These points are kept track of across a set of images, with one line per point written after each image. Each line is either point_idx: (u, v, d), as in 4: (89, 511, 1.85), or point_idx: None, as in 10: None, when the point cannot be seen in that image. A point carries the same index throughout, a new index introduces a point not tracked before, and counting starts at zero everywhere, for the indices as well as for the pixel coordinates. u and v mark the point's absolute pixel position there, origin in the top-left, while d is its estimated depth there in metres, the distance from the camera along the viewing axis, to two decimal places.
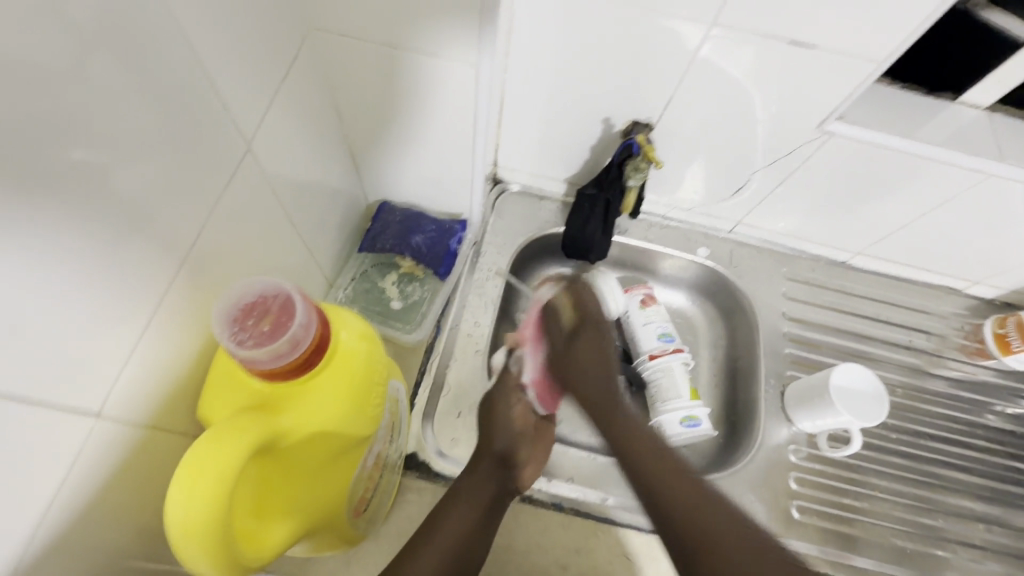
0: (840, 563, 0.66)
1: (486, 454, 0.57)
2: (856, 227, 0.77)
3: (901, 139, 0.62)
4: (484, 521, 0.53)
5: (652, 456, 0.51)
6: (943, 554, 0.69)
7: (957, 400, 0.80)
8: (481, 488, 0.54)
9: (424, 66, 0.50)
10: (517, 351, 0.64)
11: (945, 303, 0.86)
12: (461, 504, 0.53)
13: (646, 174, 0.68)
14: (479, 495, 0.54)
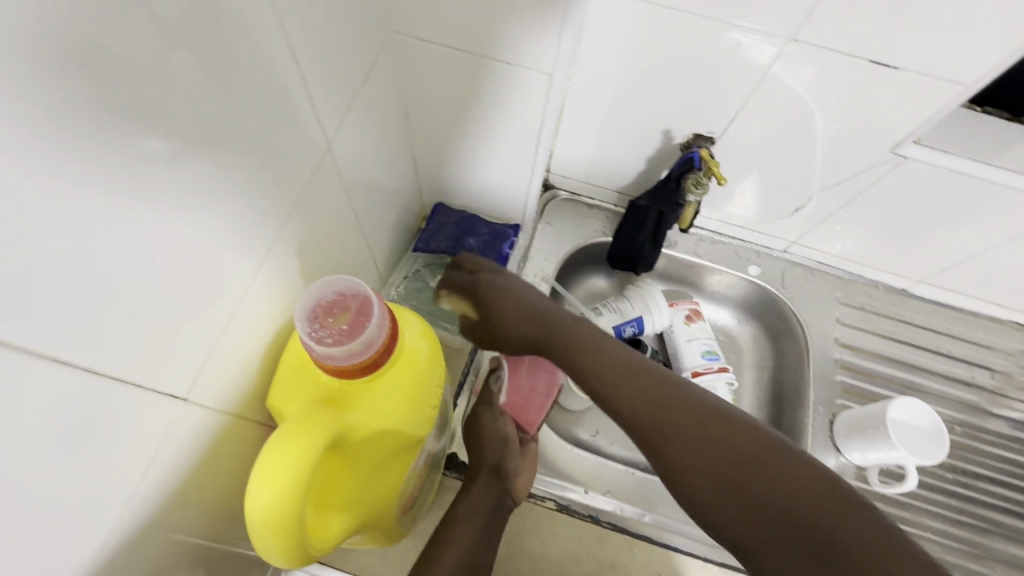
0: None
1: (479, 468, 0.57)
2: (921, 254, 0.74)
3: (981, 166, 0.59)
4: (485, 536, 0.53)
5: (647, 405, 0.46)
6: None
7: (1021, 443, 0.76)
8: (480, 500, 0.54)
9: (495, 72, 0.51)
10: (497, 369, 0.64)
11: (1013, 340, 0.81)
12: (462, 520, 0.53)
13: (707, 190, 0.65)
14: (479, 511, 0.54)
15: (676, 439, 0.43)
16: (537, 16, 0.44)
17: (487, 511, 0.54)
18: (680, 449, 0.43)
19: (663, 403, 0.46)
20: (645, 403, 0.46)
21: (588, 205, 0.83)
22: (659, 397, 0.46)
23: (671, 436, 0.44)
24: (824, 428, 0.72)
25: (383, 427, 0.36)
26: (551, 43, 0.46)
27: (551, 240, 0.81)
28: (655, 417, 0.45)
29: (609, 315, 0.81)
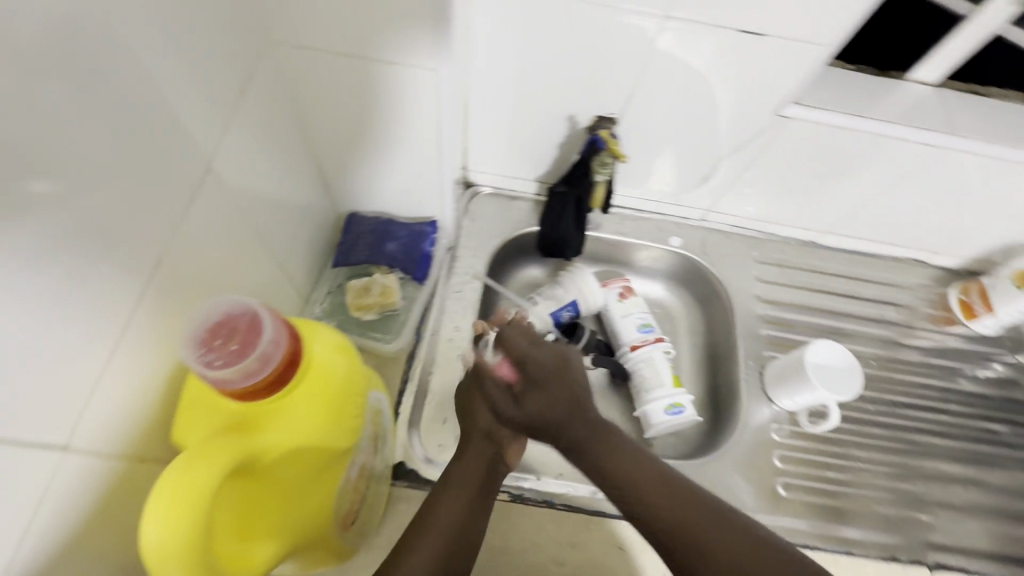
0: (829, 535, 0.67)
1: (473, 435, 0.55)
2: (821, 207, 0.79)
3: (857, 119, 0.64)
4: (476, 507, 0.51)
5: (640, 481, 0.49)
6: (927, 518, 0.71)
7: (930, 368, 0.83)
8: (473, 465, 0.53)
9: (383, 73, 0.50)
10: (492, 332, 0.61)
11: (912, 275, 0.88)
12: (455, 484, 0.52)
13: (612, 169, 0.69)
14: (472, 480, 0.53)
15: (668, 519, 0.47)
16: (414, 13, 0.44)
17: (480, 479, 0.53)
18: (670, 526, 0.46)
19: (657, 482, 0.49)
20: (642, 482, 0.49)
21: (511, 197, 0.84)
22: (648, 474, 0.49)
23: (660, 512, 0.47)
24: (756, 381, 0.76)
25: (295, 446, 0.35)
26: (431, 39, 0.46)
27: (478, 235, 0.81)
28: (650, 496, 0.48)
29: (544, 303, 0.82)
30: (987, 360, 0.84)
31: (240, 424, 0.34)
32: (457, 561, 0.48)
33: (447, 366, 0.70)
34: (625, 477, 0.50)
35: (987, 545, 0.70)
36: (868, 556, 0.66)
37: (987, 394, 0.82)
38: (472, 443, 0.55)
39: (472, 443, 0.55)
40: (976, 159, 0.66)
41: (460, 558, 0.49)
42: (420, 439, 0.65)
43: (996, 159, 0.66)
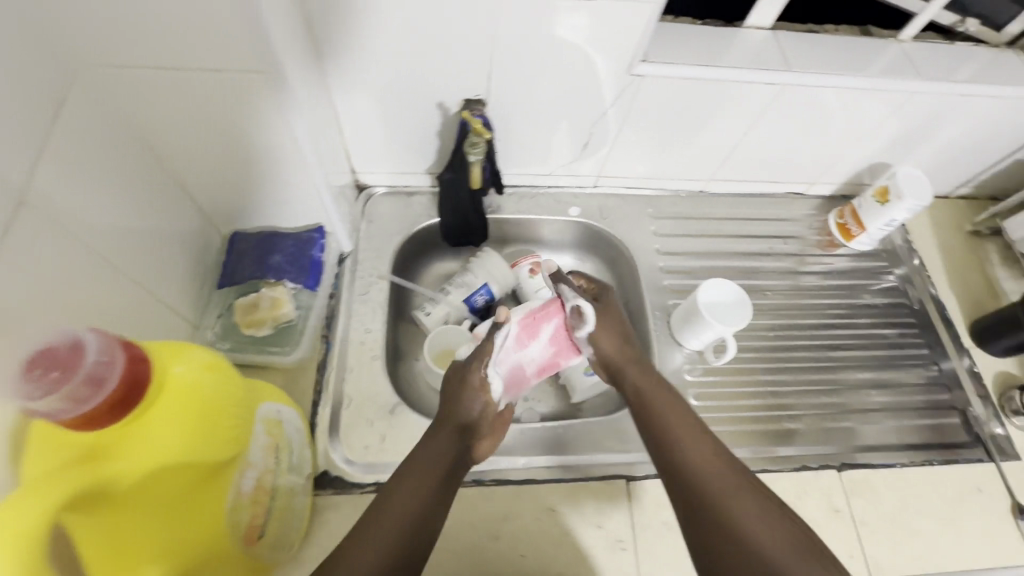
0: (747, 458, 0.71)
1: (445, 423, 0.57)
2: (699, 158, 0.84)
3: (703, 69, 0.68)
4: (439, 491, 0.53)
5: (708, 461, 0.54)
6: (853, 425, 0.76)
7: (823, 289, 0.89)
8: (437, 452, 0.55)
9: (212, 79, 0.50)
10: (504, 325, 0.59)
11: (796, 208, 0.95)
12: (416, 466, 0.53)
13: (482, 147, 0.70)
14: (434, 465, 0.54)
15: (714, 493, 0.52)
16: (224, 15, 0.44)
17: (443, 463, 0.54)
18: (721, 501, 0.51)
19: (721, 458, 0.55)
20: (706, 461, 0.54)
21: (408, 193, 0.85)
22: (721, 453, 0.55)
23: (711, 485, 0.52)
24: (665, 329, 0.80)
25: (150, 471, 0.35)
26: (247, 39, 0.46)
27: (378, 236, 0.81)
28: (711, 472, 0.53)
29: (456, 291, 0.84)
30: (884, 272, 0.91)
31: (92, 455, 0.34)
32: (415, 545, 0.48)
33: (362, 368, 0.70)
34: (697, 457, 0.55)
35: (888, 438, 0.76)
36: (784, 470, 0.70)
37: (893, 304, 0.88)
38: (439, 431, 0.57)
39: (439, 429, 0.57)
40: (817, 89, 0.71)
41: (419, 542, 0.49)
42: (342, 444, 0.65)
43: (832, 88, 0.71)
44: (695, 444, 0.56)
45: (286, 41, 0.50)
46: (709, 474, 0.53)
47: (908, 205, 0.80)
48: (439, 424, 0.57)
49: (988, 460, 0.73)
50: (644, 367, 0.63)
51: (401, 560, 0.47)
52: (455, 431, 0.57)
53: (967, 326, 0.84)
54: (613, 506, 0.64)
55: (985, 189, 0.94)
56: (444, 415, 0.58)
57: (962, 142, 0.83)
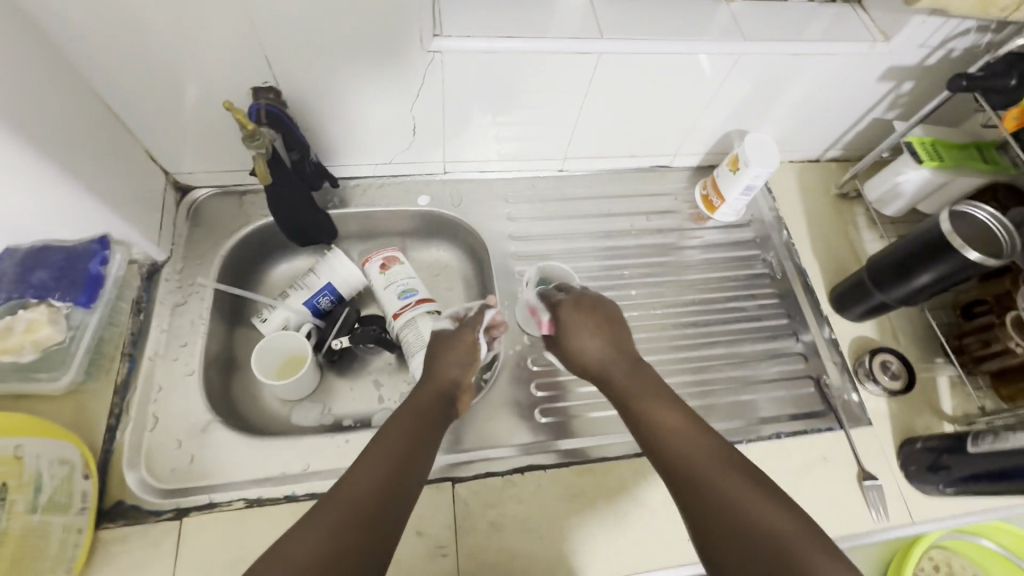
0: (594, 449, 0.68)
1: (434, 379, 0.63)
2: (543, 135, 0.80)
3: (506, 40, 0.63)
4: (429, 432, 0.57)
5: (694, 449, 0.52)
6: (757, 397, 0.75)
7: (688, 264, 0.86)
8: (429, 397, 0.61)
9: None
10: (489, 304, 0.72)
11: (663, 182, 0.92)
12: (410, 410, 0.59)
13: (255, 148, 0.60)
14: (422, 410, 0.59)
15: (699, 482, 0.50)
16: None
17: (434, 409, 0.60)
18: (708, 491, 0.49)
19: (705, 440, 0.52)
20: (691, 444, 0.52)
21: (240, 192, 0.79)
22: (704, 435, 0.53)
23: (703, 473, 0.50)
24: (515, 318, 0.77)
25: None
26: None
27: (201, 241, 0.75)
28: (698, 457, 0.51)
29: (297, 293, 0.79)
30: (766, 241, 0.88)
31: None
32: (402, 481, 0.52)
33: (173, 384, 0.66)
34: (684, 445, 0.52)
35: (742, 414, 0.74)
36: (625, 456, 0.67)
37: (775, 276, 0.85)
38: (432, 380, 0.63)
39: (434, 377, 0.63)
40: (638, 57, 0.67)
41: (408, 478, 0.52)
42: (143, 468, 0.60)
43: (655, 54, 0.67)
44: (671, 424, 0.54)
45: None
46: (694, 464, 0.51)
47: (754, 172, 0.78)
48: (429, 379, 0.63)
49: (837, 428, 0.72)
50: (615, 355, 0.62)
51: (387, 496, 0.50)
52: (449, 382, 0.63)
53: (826, 293, 0.83)
54: (435, 510, 0.61)
55: (851, 150, 0.93)
56: (444, 368, 0.64)
57: (811, 103, 0.81)
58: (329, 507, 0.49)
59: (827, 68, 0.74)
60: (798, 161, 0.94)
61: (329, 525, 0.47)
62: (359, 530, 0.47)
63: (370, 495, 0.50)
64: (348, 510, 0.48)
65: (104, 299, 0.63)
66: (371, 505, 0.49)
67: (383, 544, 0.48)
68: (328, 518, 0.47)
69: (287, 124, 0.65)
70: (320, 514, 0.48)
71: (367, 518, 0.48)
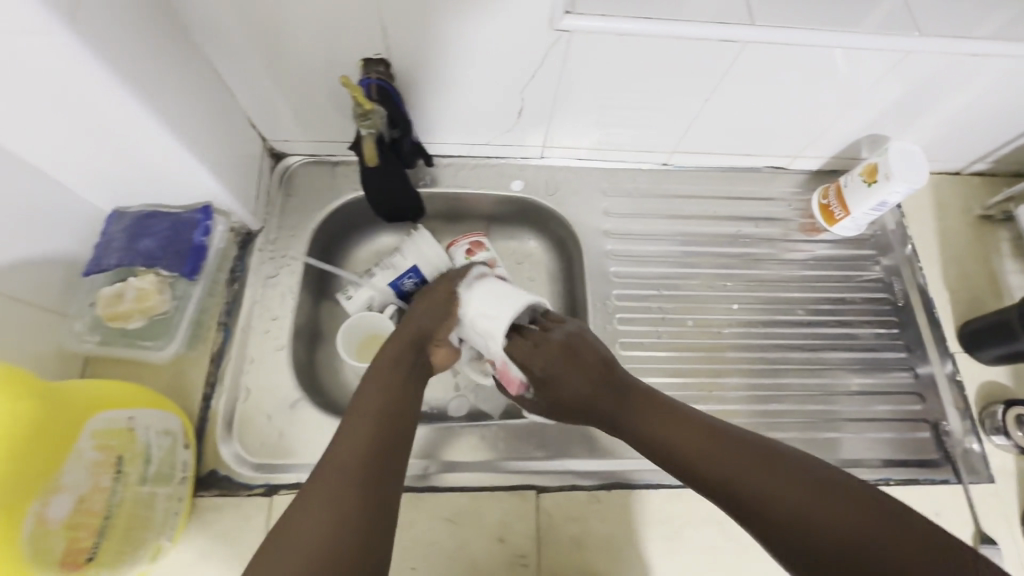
0: None
1: (400, 338, 0.62)
2: (656, 126, 0.73)
3: (647, 21, 0.56)
4: (403, 393, 0.57)
5: (743, 467, 0.47)
6: (837, 435, 0.69)
7: (795, 278, 0.79)
8: (399, 357, 0.60)
9: (3, 56, 0.41)
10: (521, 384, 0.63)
11: (774, 185, 0.83)
12: (378, 377, 0.57)
13: (368, 117, 0.60)
14: (390, 373, 0.58)
15: (779, 512, 0.44)
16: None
17: (403, 366, 0.59)
18: (789, 519, 0.43)
19: (748, 455, 0.48)
20: (745, 463, 0.47)
21: (332, 163, 0.77)
22: (746, 448, 0.48)
23: (774, 494, 0.45)
24: (604, 322, 0.73)
25: None
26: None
27: (293, 213, 0.74)
28: (754, 477, 0.46)
29: (382, 273, 0.77)
30: (873, 260, 0.80)
31: None
32: (386, 445, 0.51)
33: (265, 359, 0.65)
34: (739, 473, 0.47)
35: (841, 453, 0.69)
36: None
37: (886, 302, 0.77)
38: (399, 338, 0.62)
39: (399, 336, 0.62)
40: (788, 47, 0.59)
41: (393, 440, 0.52)
42: (235, 440, 0.61)
43: (811, 46, 0.59)
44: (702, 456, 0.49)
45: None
46: (759, 483, 0.46)
47: (897, 187, 0.68)
48: (397, 339, 0.62)
49: (954, 481, 0.66)
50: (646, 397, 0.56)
51: (376, 460, 0.49)
52: (414, 336, 0.62)
53: (955, 328, 0.74)
54: (515, 519, 0.59)
55: (1002, 165, 0.81)
56: (408, 324, 0.64)
57: (975, 111, 0.70)
58: (318, 488, 0.46)
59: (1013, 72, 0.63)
60: (935, 172, 0.83)
61: (327, 505, 0.45)
62: (359, 497, 0.46)
63: (359, 461, 0.48)
64: (341, 486, 0.46)
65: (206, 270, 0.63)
66: (364, 471, 0.48)
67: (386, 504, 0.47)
68: (325, 497, 0.45)
69: (395, 102, 0.62)
70: (314, 494, 0.46)
71: (363, 486, 0.47)
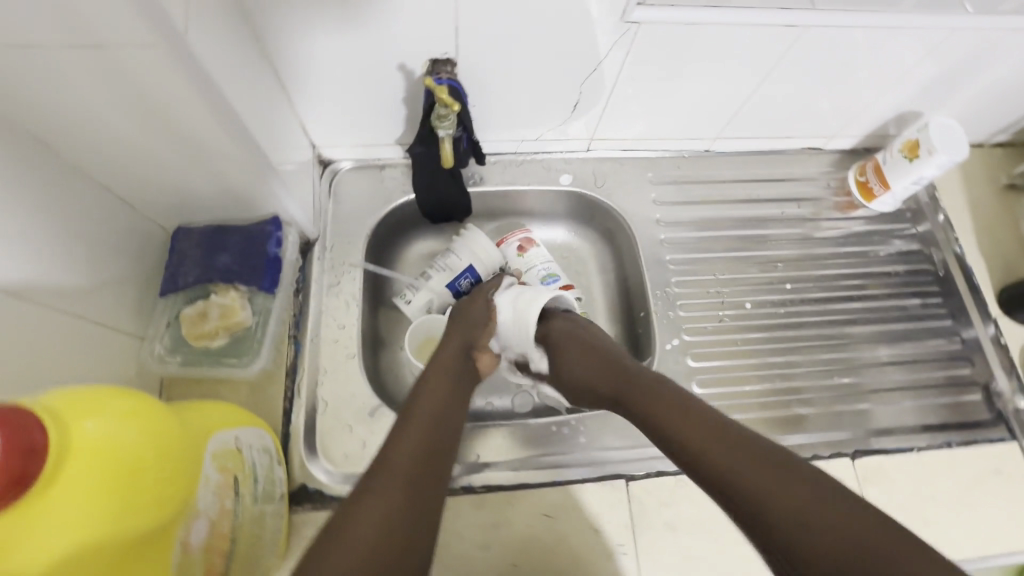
0: None
1: (455, 335, 0.63)
2: (703, 113, 0.74)
3: (714, 11, 0.57)
4: (451, 400, 0.57)
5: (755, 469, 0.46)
6: (864, 407, 0.72)
7: (839, 255, 0.82)
8: (447, 364, 0.60)
9: (104, 73, 0.40)
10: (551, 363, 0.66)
11: (812, 165, 0.85)
12: (432, 384, 0.58)
13: (449, 119, 0.60)
14: (443, 380, 0.58)
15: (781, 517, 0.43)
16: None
17: (452, 374, 0.59)
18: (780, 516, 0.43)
19: (747, 452, 0.47)
20: (735, 451, 0.47)
21: (379, 166, 0.76)
22: (746, 444, 0.48)
23: (766, 491, 0.44)
24: (666, 310, 0.75)
25: (82, 545, 0.32)
26: (131, 14, 0.36)
27: (346, 219, 0.73)
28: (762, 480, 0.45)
29: (439, 275, 0.75)
30: (886, 237, 0.83)
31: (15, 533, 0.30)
32: (433, 452, 0.51)
33: (338, 369, 0.65)
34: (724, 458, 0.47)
35: (903, 420, 0.71)
36: None
37: (919, 274, 0.81)
38: (451, 345, 0.62)
39: (449, 343, 0.62)
40: (846, 29, 0.60)
41: (440, 449, 0.52)
42: (320, 452, 0.60)
43: (865, 28, 0.60)
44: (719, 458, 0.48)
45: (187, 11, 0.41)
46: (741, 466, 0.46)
47: (939, 160, 0.71)
48: (446, 345, 0.62)
49: (1010, 439, 0.69)
50: (663, 393, 0.55)
51: (424, 468, 0.49)
52: (464, 345, 0.63)
53: (994, 293, 0.78)
54: (610, 508, 0.60)
55: (1022, 135, 0.85)
56: (454, 329, 0.64)
57: (1006, 84, 0.73)
58: (371, 490, 0.46)
59: None
60: None
61: (377, 505, 0.45)
62: (404, 501, 0.46)
63: (409, 465, 0.49)
64: (392, 487, 0.47)
65: (281, 283, 0.63)
66: (413, 475, 0.48)
67: (428, 512, 0.47)
68: (376, 498, 0.46)
69: (464, 101, 0.62)
70: (366, 495, 0.46)
71: (411, 491, 0.47)
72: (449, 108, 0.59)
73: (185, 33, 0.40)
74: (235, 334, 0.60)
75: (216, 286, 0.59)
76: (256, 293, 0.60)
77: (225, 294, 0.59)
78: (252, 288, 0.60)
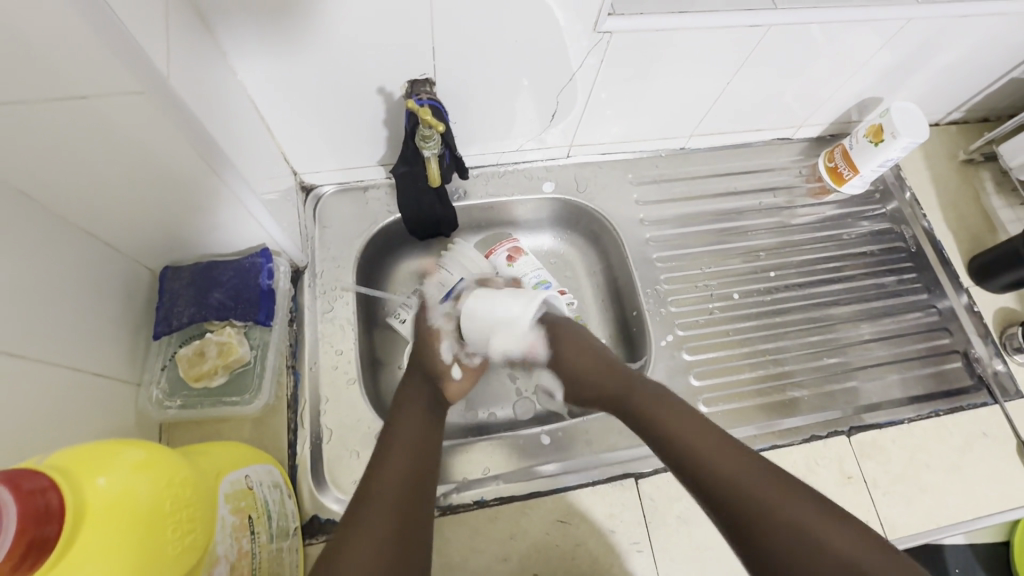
0: (771, 431, 0.69)
1: (417, 364, 0.64)
2: (677, 113, 0.76)
3: (681, 17, 0.59)
4: (427, 426, 0.57)
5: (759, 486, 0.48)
6: (853, 384, 0.74)
7: (817, 240, 0.85)
8: (418, 392, 0.61)
9: (88, 122, 0.40)
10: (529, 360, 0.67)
11: (783, 154, 0.88)
12: (407, 412, 0.58)
13: (436, 140, 0.60)
14: (415, 408, 0.59)
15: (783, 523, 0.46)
16: (90, 49, 0.35)
17: (423, 402, 0.60)
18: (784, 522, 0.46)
19: (746, 468, 0.49)
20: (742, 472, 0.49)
21: (363, 188, 0.76)
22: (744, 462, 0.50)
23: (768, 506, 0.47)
24: (658, 307, 0.77)
25: None
26: (114, 62, 0.36)
27: (334, 243, 0.73)
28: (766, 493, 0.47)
29: (430, 292, 0.75)
30: (860, 218, 0.86)
31: None
32: (418, 481, 0.51)
33: (339, 395, 0.64)
34: (721, 466, 0.50)
35: (891, 393, 0.74)
36: (794, 443, 0.68)
37: (892, 251, 0.84)
38: (415, 378, 0.62)
39: (414, 374, 0.63)
40: (807, 26, 0.63)
41: (423, 477, 0.52)
42: (329, 481, 0.60)
43: (825, 24, 0.63)
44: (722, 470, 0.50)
45: (168, 52, 0.41)
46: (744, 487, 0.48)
47: (903, 143, 0.73)
48: (417, 371, 0.63)
49: (992, 402, 0.73)
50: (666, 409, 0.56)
51: (408, 496, 0.50)
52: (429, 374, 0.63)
53: (963, 264, 0.82)
54: (623, 508, 0.61)
55: (975, 112, 0.89)
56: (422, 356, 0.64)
57: (956, 66, 0.77)
58: (359, 524, 0.47)
59: (992, 28, 0.69)
60: None
61: (371, 543, 0.45)
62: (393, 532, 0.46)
63: (394, 494, 0.49)
64: (380, 520, 0.47)
65: (276, 315, 0.63)
66: (400, 505, 0.49)
67: (416, 543, 0.47)
68: (364, 530, 0.46)
69: (446, 119, 0.62)
70: (355, 528, 0.46)
71: (398, 521, 0.47)
72: (432, 128, 0.59)
73: (168, 77, 0.40)
74: (234, 371, 0.59)
75: (211, 324, 0.59)
76: (253, 326, 0.60)
77: (221, 331, 0.58)
78: (248, 321, 0.59)
